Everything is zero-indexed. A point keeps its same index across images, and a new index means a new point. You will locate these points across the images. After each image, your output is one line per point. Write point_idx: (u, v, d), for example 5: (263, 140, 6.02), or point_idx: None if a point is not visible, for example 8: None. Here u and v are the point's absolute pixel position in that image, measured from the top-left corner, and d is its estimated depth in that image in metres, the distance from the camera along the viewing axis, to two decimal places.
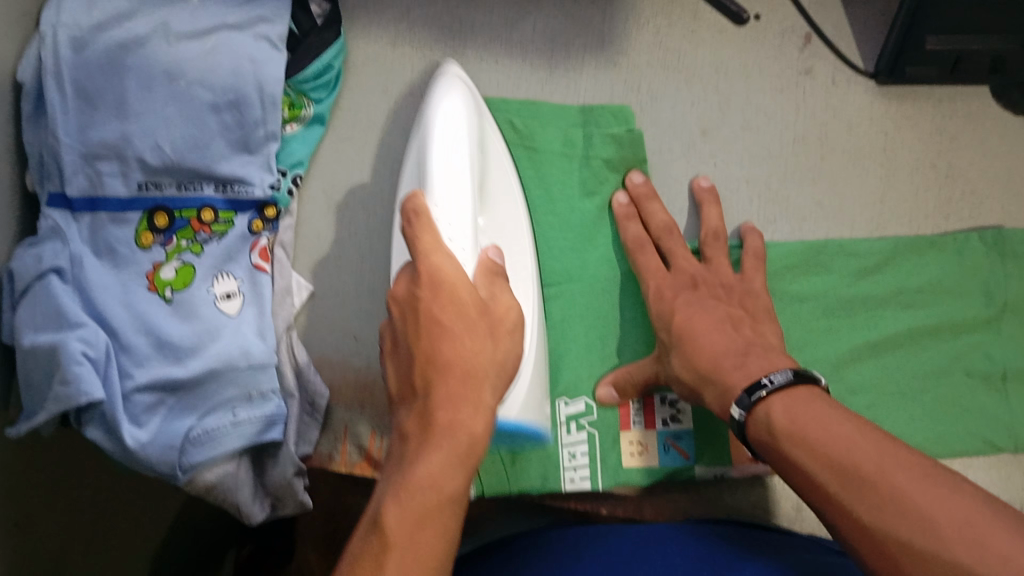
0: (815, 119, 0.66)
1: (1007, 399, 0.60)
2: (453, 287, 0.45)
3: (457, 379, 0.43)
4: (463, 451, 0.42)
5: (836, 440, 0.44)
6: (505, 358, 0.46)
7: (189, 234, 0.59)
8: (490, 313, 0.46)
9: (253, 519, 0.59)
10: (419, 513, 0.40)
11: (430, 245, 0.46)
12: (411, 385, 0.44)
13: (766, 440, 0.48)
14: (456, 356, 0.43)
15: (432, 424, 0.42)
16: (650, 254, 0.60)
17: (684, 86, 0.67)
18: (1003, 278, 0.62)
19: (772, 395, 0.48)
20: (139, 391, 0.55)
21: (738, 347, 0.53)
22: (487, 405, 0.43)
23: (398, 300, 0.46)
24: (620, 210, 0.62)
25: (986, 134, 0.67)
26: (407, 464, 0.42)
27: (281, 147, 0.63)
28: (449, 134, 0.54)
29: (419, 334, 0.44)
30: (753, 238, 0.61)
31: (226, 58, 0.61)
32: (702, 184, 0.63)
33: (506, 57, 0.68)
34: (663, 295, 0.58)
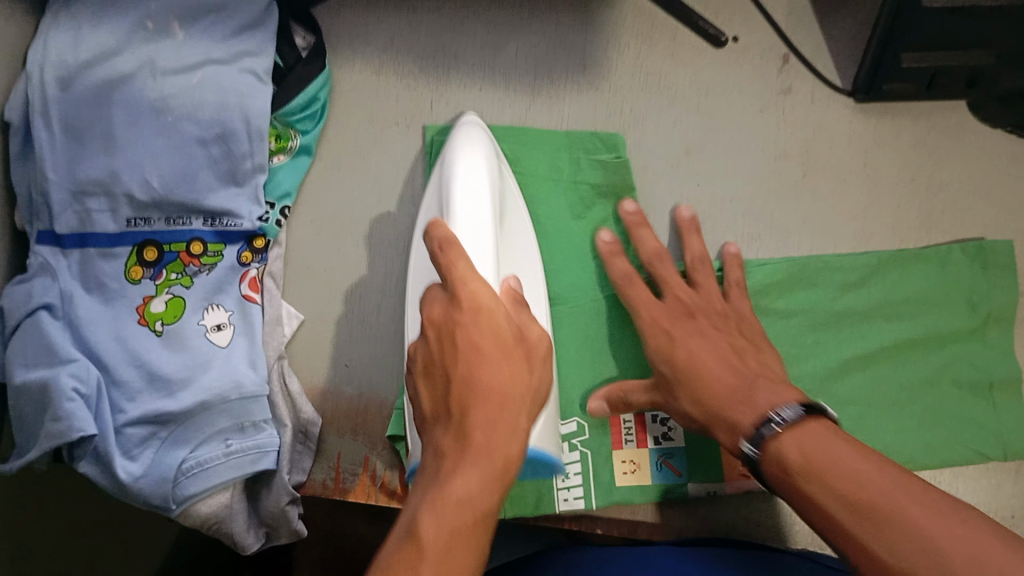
0: (796, 137, 0.67)
1: (994, 408, 0.60)
2: (489, 312, 0.42)
3: (494, 400, 0.40)
4: (500, 473, 0.38)
5: (851, 476, 0.42)
6: (540, 383, 0.43)
7: (178, 266, 0.60)
8: (527, 338, 0.43)
9: (248, 548, 0.60)
10: (456, 530, 0.37)
11: (467, 272, 0.43)
12: (444, 406, 0.41)
13: (779, 478, 0.45)
14: (494, 378, 0.40)
15: (467, 442, 0.39)
16: (640, 288, 0.59)
17: (666, 109, 0.68)
18: (986, 289, 0.63)
19: (783, 434, 0.46)
20: (132, 425, 0.55)
21: (745, 380, 0.51)
22: (524, 428, 0.40)
23: (434, 324, 0.43)
24: (604, 247, 0.62)
25: (964, 148, 0.67)
26: (441, 481, 0.38)
27: (268, 179, 0.64)
28: (468, 172, 0.54)
29: (455, 358, 0.41)
30: (736, 267, 0.61)
31: (212, 93, 0.61)
32: (684, 214, 0.63)
33: (490, 84, 0.69)
34: (659, 329, 0.56)
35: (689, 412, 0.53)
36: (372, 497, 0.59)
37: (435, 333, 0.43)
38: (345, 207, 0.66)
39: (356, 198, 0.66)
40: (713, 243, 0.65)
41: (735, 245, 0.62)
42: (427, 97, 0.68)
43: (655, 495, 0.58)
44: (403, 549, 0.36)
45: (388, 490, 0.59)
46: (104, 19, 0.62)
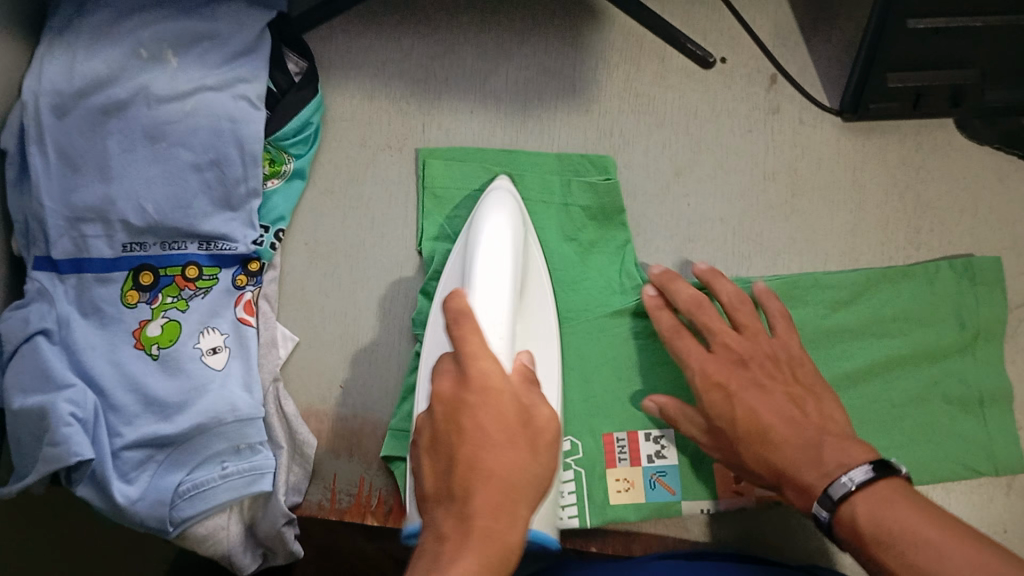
0: (785, 156, 0.68)
1: (985, 423, 0.61)
2: (501, 394, 0.39)
3: (499, 490, 0.36)
4: (498, 567, 0.35)
5: (931, 551, 0.41)
6: (550, 473, 0.39)
7: (174, 290, 0.60)
8: (538, 422, 0.39)
9: (245, 570, 0.60)
10: None
11: (479, 349, 0.40)
12: (446, 490, 0.37)
13: (855, 546, 0.45)
14: (500, 466, 0.37)
15: (471, 529, 0.35)
16: (690, 341, 0.57)
17: (656, 129, 0.69)
18: (976, 305, 0.63)
19: (855, 495, 0.46)
20: (129, 448, 0.56)
21: (812, 440, 0.50)
22: (527, 521, 0.37)
23: (442, 399, 0.39)
24: (649, 301, 0.60)
25: (952, 165, 0.68)
26: (436, 571, 0.34)
27: (263, 203, 0.65)
28: (492, 242, 0.52)
29: (460, 441, 0.37)
30: (772, 300, 0.59)
31: (205, 120, 0.62)
32: (703, 268, 0.61)
33: (481, 106, 0.69)
34: (713, 385, 0.55)
35: (760, 472, 0.52)
36: (369, 517, 0.60)
37: (441, 409, 0.39)
38: (337, 229, 0.66)
39: (348, 219, 0.67)
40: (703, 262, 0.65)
41: (760, 283, 0.60)
42: (419, 120, 0.69)
43: (648, 513, 0.58)
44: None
45: (383, 512, 0.60)
46: (98, 47, 0.63)
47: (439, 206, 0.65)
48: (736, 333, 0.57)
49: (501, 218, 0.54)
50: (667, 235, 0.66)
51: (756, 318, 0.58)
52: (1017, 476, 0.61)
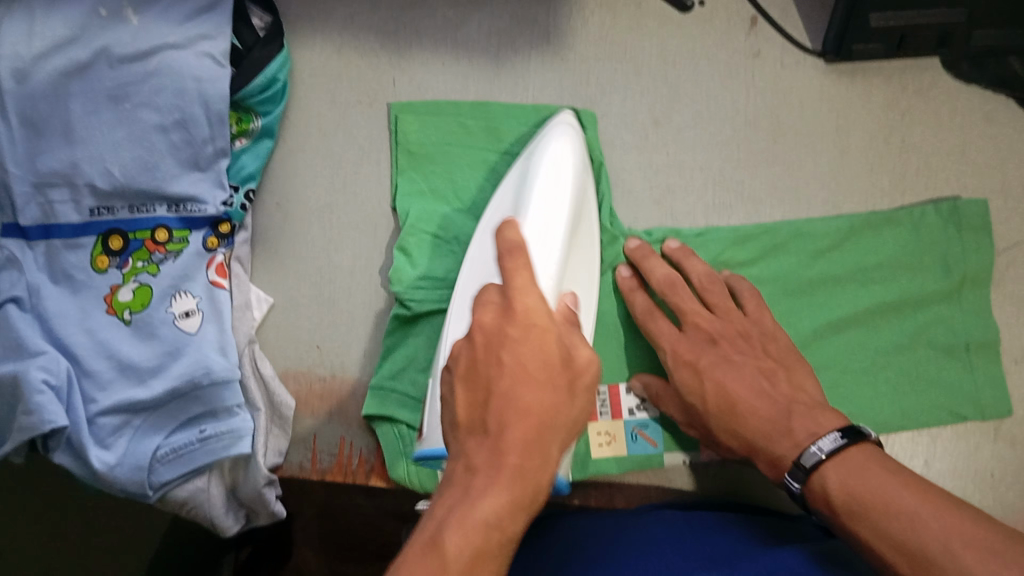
0: (766, 102, 0.66)
1: (971, 369, 0.60)
2: (543, 332, 0.39)
3: (532, 427, 0.36)
4: (527, 498, 0.36)
5: (900, 516, 0.42)
6: (578, 416, 0.39)
7: (144, 254, 0.59)
8: (575, 364, 0.39)
9: (228, 531, 0.60)
10: (478, 553, 0.34)
11: (526, 287, 0.39)
12: (479, 420, 0.37)
13: (828, 514, 0.46)
14: (535, 403, 0.37)
15: (503, 465, 0.35)
16: (662, 322, 0.57)
17: (633, 77, 0.67)
18: (962, 251, 0.62)
19: (825, 463, 0.47)
20: (104, 415, 0.56)
21: (782, 409, 0.51)
22: (555, 460, 0.37)
23: (483, 330, 0.39)
24: (625, 282, 0.60)
25: (938, 107, 0.66)
26: (465, 501, 0.35)
27: (231, 162, 0.63)
28: (552, 173, 0.54)
29: (499, 373, 0.38)
30: (742, 281, 0.60)
31: (169, 81, 0.61)
32: (672, 245, 0.60)
33: (453, 59, 0.68)
34: (685, 361, 0.56)
35: (730, 444, 0.53)
36: (351, 477, 0.59)
37: (482, 340, 0.39)
38: (308, 190, 0.65)
39: (321, 179, 0.65)
40: (685, 211, 0.64)
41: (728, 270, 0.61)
42: (389, 74, 0.67)
43: (630, 466, 0.58)
44: (421, 565, 0.33)
45: (366, 470, 0.59)
46: (56, 8, 0.61)
47: (413, 162, 0.64)
48: (707, 312, 0.58)
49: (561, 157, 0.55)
50: (647, 185, 0.64)
51: (726, 296, 0.59)
52: (1004, 421, 0.60)
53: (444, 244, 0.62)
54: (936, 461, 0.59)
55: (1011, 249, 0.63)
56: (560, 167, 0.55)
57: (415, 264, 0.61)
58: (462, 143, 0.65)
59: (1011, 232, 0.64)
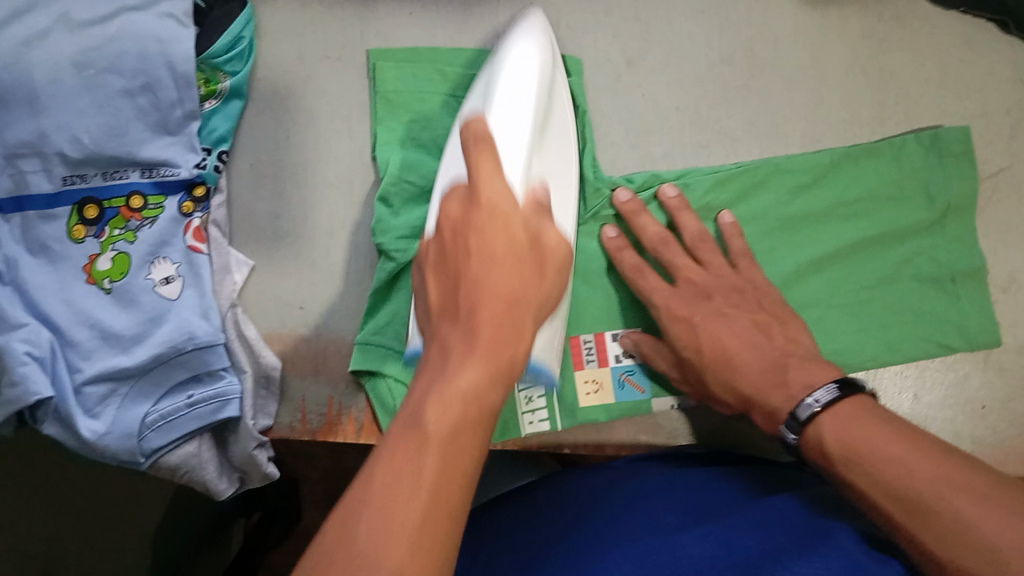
0: (740, 38, 0.64)
1: (957, 300, 0.60)
2: (506, 217, 0.40)
3: (504, 305, 0.38)
4: (503, 367, 0.36)
5: (895, 464, 0.43)
6: (550, 290, 0.41)
7: (121, 222, 0.59)
8: (542, 243, 0.41)
9: (221, 494, 0.60)
10: (459, 423, 0.34)
11: (492, 176, 0.40)
12: (452, 303, 0.38)
13: (821, 464, 0.47)
14: (506, 283, 0.38)
15: (477, 341, 0.36)
16: (652, 278, 0.57)
17: (604, 19, 0.64)
18: (945, 178, 0.61)
19: (820, 415, 0.47)
20: (90, 384, 0.56)
21: (775, 362, 0.51)
22: (529, 330, 0.39)
23: (451, 221, 0.41)
24: (611, 243, 0.59)
25: (915, 33, 0.64)
26: (443, 375, 0.36)
27: (201, 125, 0.62)
28: (517, 69, 0.54)
29: (467, 257, 0.39)
30: (737, 238, 0.59)
31: (131, 42, 0.59)
32: (669, 194, 0.59)
33: (421, 7, 0.66)
34: (679, 316, 0.55)
35: (725, 397, 0.53)
36: (340, 436, 0.59)
37: (451, 230, 0.40)
38: (280, 149, 0.64)
39: (297, 136, 0.64)
40: (664, 154, 0.63)
41: (727, 216, 0.59)
42: (357, 26, 0.65)
43: (619, 413, 0.58)
44: (402, 450, 0.33)
45: (355, 427, 0.59)
46: None
47: (391, 112, 0.63)
48: (699, 268, 0.57)
49: (523, 61, 0.54)
50: (625, 129, 0.63)
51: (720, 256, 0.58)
52: (993, 350, 0.60)
53: (423, 193, 0.62)
54: (923, 392, 0.59)
55: (995, 176, 0.63)
56: (525, 67, 0.54)
57: (397, 215, 0.60)
58: (438, 92, 0.64)
59: (994, 158, 0.63)
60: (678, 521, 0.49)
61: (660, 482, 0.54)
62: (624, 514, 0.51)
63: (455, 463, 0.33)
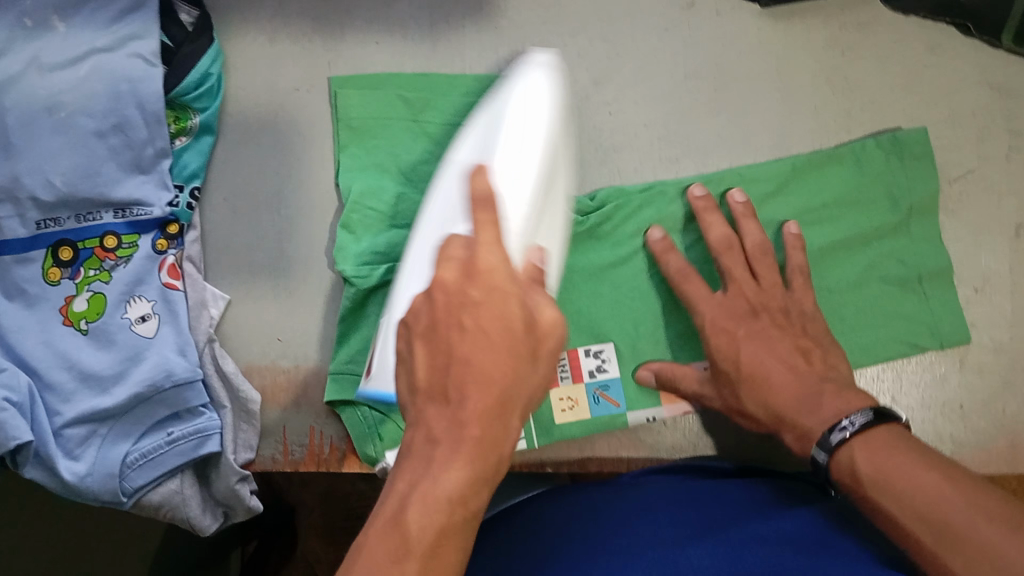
0: (706, 52, 0.64)
1: (926, 300, 0.61)
2: (503, 297, 0.38)
3: (493, 399, 0.37)
4: (488, 468, 0.37)
5: (924, 488, 0.42)
6: (542, 376, 0.40)
7: (95, 263, 0.59)
8: (538, 328, 0.39)
9: (206, 530, 0.61)
10: (441, 530, 0.35)
11: (488, 247, 0.40)
12: (438, 384, 0.38)
13: (851, 487, 0.46)
14: (496, 373, 0.37)
15: (465, 437, 0.36)
16: (697, 285, 0.58)
17: (571, 38, 0.65)
18: (907, 182, 0.62)
19: (853, 439, 0.46)
20: (70, 426, 0.56)
21: (809, 389, 0.51)
22: (516, 424, 0.38)
23: (445, 289, 0.39)
24: (654, 244, 0.59)
25: (877, 40, 0.64)
26: (430, 475, 0.36)
27: (173, 163, 0.62)
28: (519, 122, 0.53)
29: (458, 337, 0.38)
30: (797, 252, 0.59)
31: (101, 83, 0.59)
32: (739, 199, 0.60)
33: (387, 36, 0.65)
34: (723, 328, 0.56)
35: (756, 414, 0.53)
36: (324, 466, 0.60)
37: (443, 304, 0.38)
38: (252, 182, 0.64)
39: (269, 170, 0.64)
40: (633, 170, 0.63)
41: (791, 227, 0.60)
42: (325, 58, 0.65)
43: (595, 428, 0.58)
44: (383, 549, 0.35)
45: (338, 457, 0.60)
46: None
47: (353, 138, 0.62)
48: (752, 282, 0.58)
49: (523, 116, 0.53)
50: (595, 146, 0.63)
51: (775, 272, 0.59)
52: (967, 350, 0.61)
53: (385, 219, 0.61)
54: (902, 395, 0.60)
55: (962, 178, 0.63)
56: (526, 115, 0.53)
57: (360, 241, 0.60)
58: (396, 117, 0.63)
59: (961, 160, 0.63)
60: (672, 535, 0.49)
61: (655, 499, 0.53)
62: (621, 529, 0.50)
63: (438, 573, 0.35)
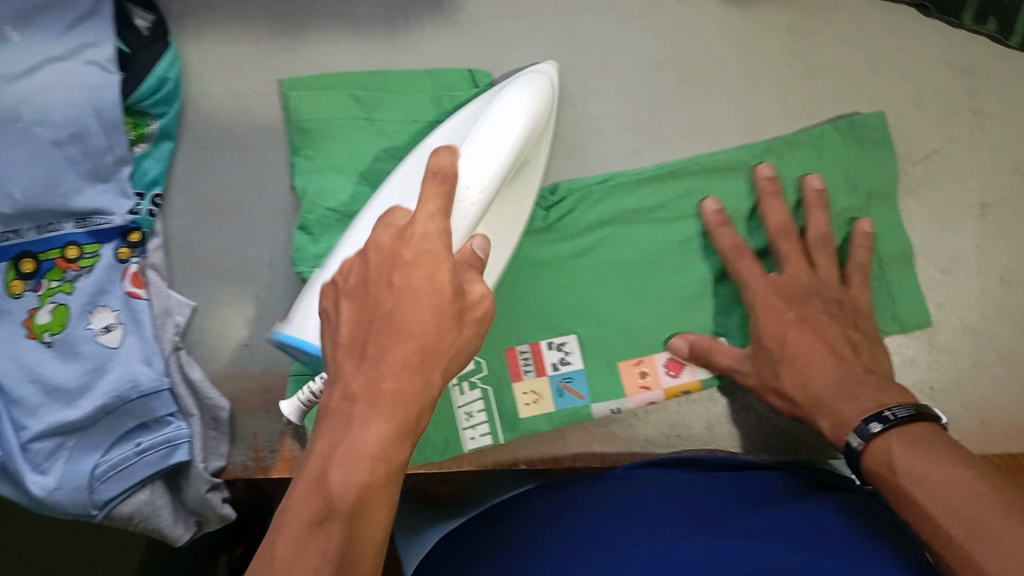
0: (666, 42, 0.64)
1: (887, 286, 0.60)
2: (431, 260, 0.39)
3: (414, 352, 0.37)
4: (409, 425, 0.37)
5: (957, 481, 0.42)
6: (466, 344, 0.40)
7: (58, 274, 0.58)
8: (465, 296, 0.40)
9: (179, 540, 0.60)
10: (363, 489, 0.35)
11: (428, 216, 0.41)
12: (361, 340, 0.38)
13: (882, 477, 0.46)
14: (416, 327, 0.37)
15: (381, 392, 0.36)
16: (751, 262, 0.58)
17: (529, 33, 0.64)
18: (870, 165, 0.61)
19: (891, 430, 0.47)
20: (37, 439, 0.56)
21: (852, 378, 0.52)
22: (438, 382, 0.38)
23: (380, 251, 0.40)
24: (711, 217, 0.59)
25: (836, 26, 0.64)
26: (349, 431, 0.36)
27: (134, 170, 0.61)
28: (505, 109, 0.52)
29: (383, 295, 0.39)
30: (863, 248, 0.59)
31: (58, 91, 0.58)
32: (812, 184, 0.59)
33: (345, 36, 0.64)
34: (774, 306, 0.56)
35: (794, 396, 0.54)
36: (295, 470, 0.59)
37: (378, 261, 0.40)
38: (213, 186, 0.63)
39: (228, 174, 0.63)
40: (596, 164, 0.63)
41: (821, 221, 0.59)
42: (282, 60, 0.64)
43: (562, 421, 0.58)
44: (307, 513, 0.35)
45: None
46: None
47: (307, 140, 0.61)
48: (809, 268, 0.57)
49: (515, 105, 0.52)
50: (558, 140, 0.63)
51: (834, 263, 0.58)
52: (937, 333, 0.61)
53: (346, 218, 0.60)
54: None
55: (926, 159, 0.62)
56: (515, 107, 0.52)
57: (317, 242, 0.60)
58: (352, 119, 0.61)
59: (925, 141, 0.63)
60: (673, 532, 0.49)
61: (657, 492, 0.54)
62: (623, 527, 0.50)
63: (362, 534, 0.35)
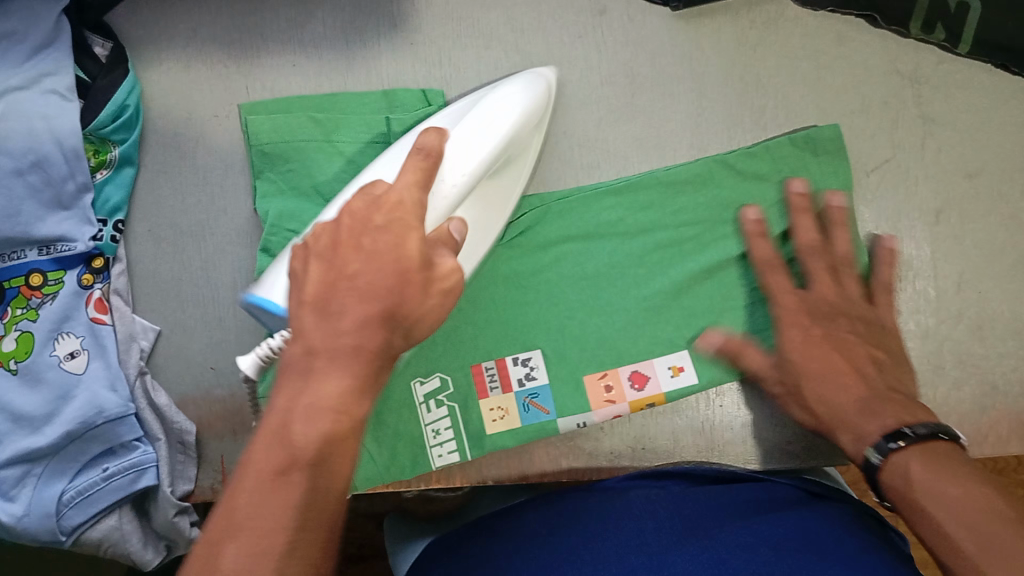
0: (621, 58, 0.64)
1: None
2: (402, 226, 0.41)
3: (379, 309, 0.39)
4: (366, 381, 0.38)
5: (979, 503, 0.46)
6: (430, 311, 0.41)
7: (22, 301, 0.58)
8: (432, 266, 0.41)
9: (148, 564, 0.61)
10: (324, 438, 0.37)
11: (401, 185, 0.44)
12: (326, 293, 0.39)
13: (900, 489, 0.49)
14: (379, 285, 0.39)
15: (340, 345, 0.38)
16: (780, 278, 0.59)
17: (484, 53, 0.64)
18: (826, 175, 0.62)
19: (911, 447, 0.50)
20: (3, 467, 0.56)
21: (878, 397, 0.54)
22: (398, 343, 0.40)
23: (353, 214, 0.42)
24: (751, 225, 0.60)
25: (790, 38, 0.64)
26: (308, 384, 0.37)
27: (95, 197, 0.61)
28: (495, 114, 0.53)
29: (348, 254, 0.40)
30: (885, 266, 0.60)
31: (16, 122, 0.58)
32: (834, 203, 0.60)
33: (303, 58, 0.64)
34: (801, 320, 0.57)
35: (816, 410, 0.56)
36: None
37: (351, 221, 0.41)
38: (174, 210, 0.63)
39: (189, 198, 0.63)
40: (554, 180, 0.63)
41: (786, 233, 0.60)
42: (241, 84, 0.64)
43: (528, 437, 0.59)
44: (268, 461, 0.36)
45: None
46: None
47: (268, 163, 0.61)
48: (834, 284, 0.59)
49: (501, 110, 0.53)
50: None
51: (859, 282, 0.60)
52: None
53: None
54: None
55: (881, 168, 0.63)
56: (503, 113, 0.53)
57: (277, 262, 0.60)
58: (309, 139, 0.62)
59: (877, 150, 0.63)
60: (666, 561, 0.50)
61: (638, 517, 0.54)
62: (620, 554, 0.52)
63: (323, 480, 0.37)
